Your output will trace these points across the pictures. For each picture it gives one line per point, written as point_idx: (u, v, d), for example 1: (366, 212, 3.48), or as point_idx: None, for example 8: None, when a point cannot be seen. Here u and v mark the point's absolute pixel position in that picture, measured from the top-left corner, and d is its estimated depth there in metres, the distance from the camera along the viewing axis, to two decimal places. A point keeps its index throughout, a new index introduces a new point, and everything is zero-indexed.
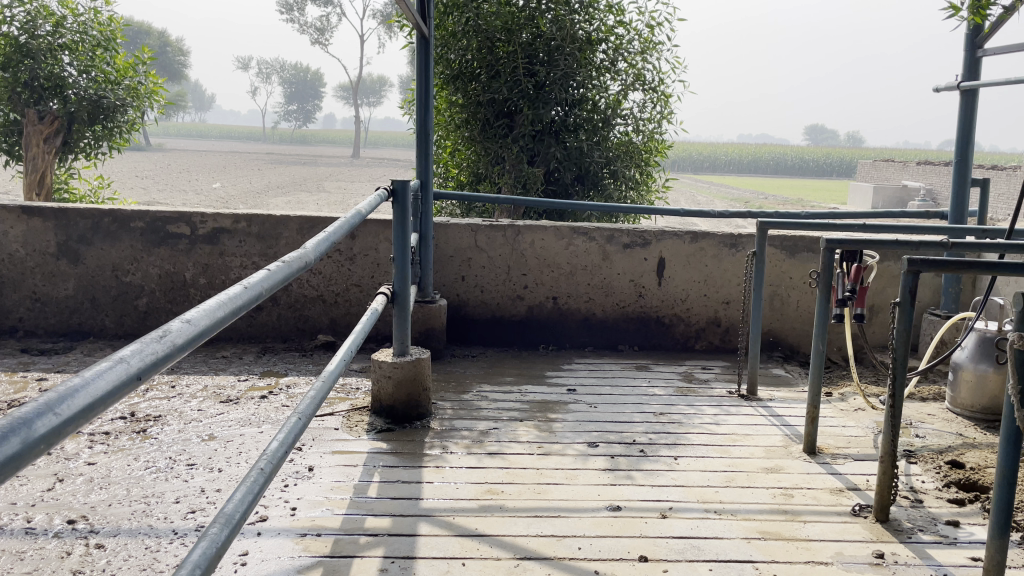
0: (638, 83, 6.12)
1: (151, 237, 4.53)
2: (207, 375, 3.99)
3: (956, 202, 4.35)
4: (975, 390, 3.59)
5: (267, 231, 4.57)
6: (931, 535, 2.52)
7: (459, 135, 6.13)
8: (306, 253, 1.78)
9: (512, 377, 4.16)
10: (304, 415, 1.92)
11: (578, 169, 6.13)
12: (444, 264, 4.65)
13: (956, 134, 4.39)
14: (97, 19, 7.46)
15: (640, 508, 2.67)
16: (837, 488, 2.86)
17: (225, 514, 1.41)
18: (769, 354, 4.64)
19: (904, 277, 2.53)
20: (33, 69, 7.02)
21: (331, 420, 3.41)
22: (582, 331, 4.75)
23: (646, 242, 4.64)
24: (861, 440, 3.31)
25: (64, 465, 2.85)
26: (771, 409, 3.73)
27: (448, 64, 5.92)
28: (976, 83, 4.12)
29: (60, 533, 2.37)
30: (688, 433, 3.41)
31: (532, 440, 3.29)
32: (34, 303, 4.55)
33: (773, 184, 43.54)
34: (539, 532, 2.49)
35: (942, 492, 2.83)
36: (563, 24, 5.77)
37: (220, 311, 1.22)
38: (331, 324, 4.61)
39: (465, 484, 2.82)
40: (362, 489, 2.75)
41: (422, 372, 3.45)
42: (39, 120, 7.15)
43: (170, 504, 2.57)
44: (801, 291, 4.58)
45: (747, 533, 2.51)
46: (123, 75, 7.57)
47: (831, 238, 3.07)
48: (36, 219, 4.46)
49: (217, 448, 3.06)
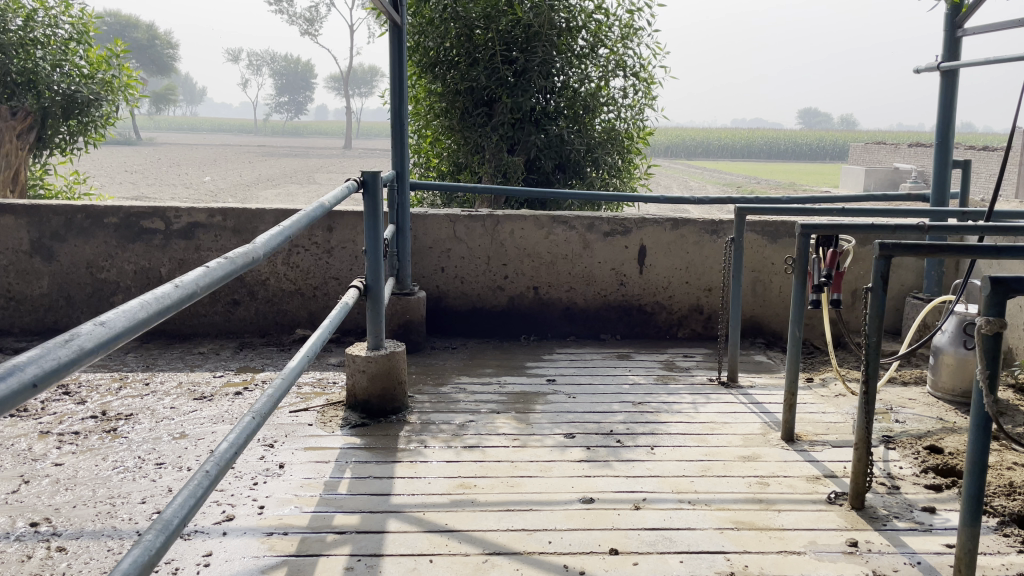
0: (619, 70, 6.05)
1: (124, 233, 4.48)
2: (181, 371, 3.94)
3: (938, 184, 4.28)
4: (955, 373, 3.58)
5: (243, 224, 4.52)
6: (906, 522, 2.49)
7: (438, 124, 6.07)
8: (253, 249, 1.73)
9: (492, 369, 4.12)
10: (258, 415, 1.89)
11: (559, 157, 6.07)
12: (423, 256, 4.60)
13: (936, 115, 4.34)
14: (68, 12, 7.37)
15: (613, 500, 2.63)
16: (814, 476, 2.83)
17: (162, 521, 1.36)
18: (752, 341, 4.61)
19: (876, 261, 2.48)
20: (5, 64, 6.93)
21: (305, 415, 3.37)
22: (564, 320, 4.71)
23: (626, 230, 4.60)
24: (840, 426, 3.29)
25: (30, 467, 2.80)
26: (751, 396, 3.70)
27: (426, 52, 5.85)
28: (956, 63, 4.07)
29: (20, 537, 2.32)
30: (666, 422, 3.38)
31: (509, 432, 3.25)
32: (9, 302, 4.49)
33: (767, 169, 43.48)
34: (509, 526, 2.45)
35: (919, 478, 2.81)
36: (542, 10, 5.70)
37: (142, 312, 1.17)
38: (310, 318, 4.57)
39: (437, 479, 2.79)
40: (332, 486, 2.72)
41: (396, 365, 3.41)
42: (11, 116, 6.88)
43: (136, 505, 2.53)
44: (783, 276, 4.55)
45: (721, 523, 2.48)
46: (96, 69, 7.48)
47: (806, 223, 3.02)
48: (8, 217, 4.40)
49: (187, 446, 3.02)
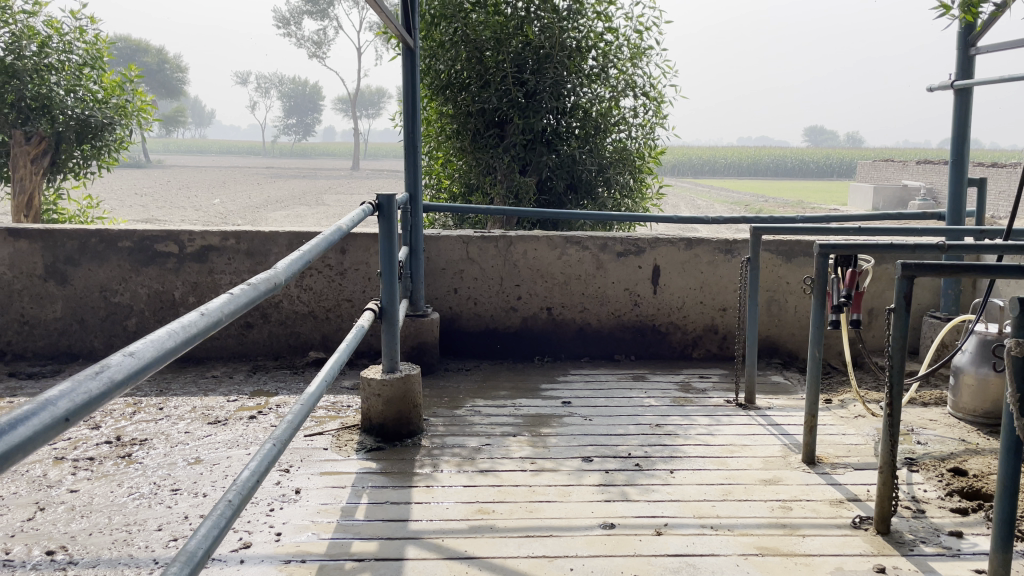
0: (629, 90, 6.08)
1: (138, 257, 4.48)
2: (195, 396, 3.92)
3: (954, 202, 4.26)
4: (977, 394, 3.52)
5: (256, 247, 4.52)
6: (934, 548, 2.45)
7: (450, 146, 6.09)
8: (275, 274, 1.72)
9: (506, 391, 4.09)
10: (279, 441, 1.87)
11: (571, 177, 6.07)
12: (436, 277, 4.59)
13: (951, 133, 4.32)
14: (82, 38, 7.42)
15: (633, 525, 2.60)
16: (837, 500, 2.78)
17: (187, 552, 1.34)
18: (768, 361, 4.57)
19: (898, 282, 2.45)
20: (20, 90, 7.02)
21: (319, 439, 3.35)
22: (577, 341, 4.68)
23: (640, 249, 4.58)
24: (861, 449, 3.24)
25: (46, 494, 2.78)
26: (769, 418, 3.66)
27: (437, 75, 5.88)
28: (970, 81, 4.05)
29: (37, 566, 2.30)
30: (685, 445, 3.34)
31: (525, 455, 3.22)
32: (22, 326, 4.49)
33: (774, 187, 43.53)
34: (530, 553, 2.42)
35: (945, 501, 2.76)
36: (552, 32, 5.74)
37: (170, 342, 1.16)
38: (323, 340, 4.55)
39: (454, 504, 2.75)
40: (349, 512, 2.69)
41: (411, 388, 3.38)
42: (26, 141, 7.13)
43: (153, 533, 2.51)
44: (798, 295, 4.52)
45: (745, 549, 2.44)
46: (110, 93, 7.55)
47: (824, 242, 3.00)
48: (22, 241, 4.41)
49: (202, 471, 2.99)
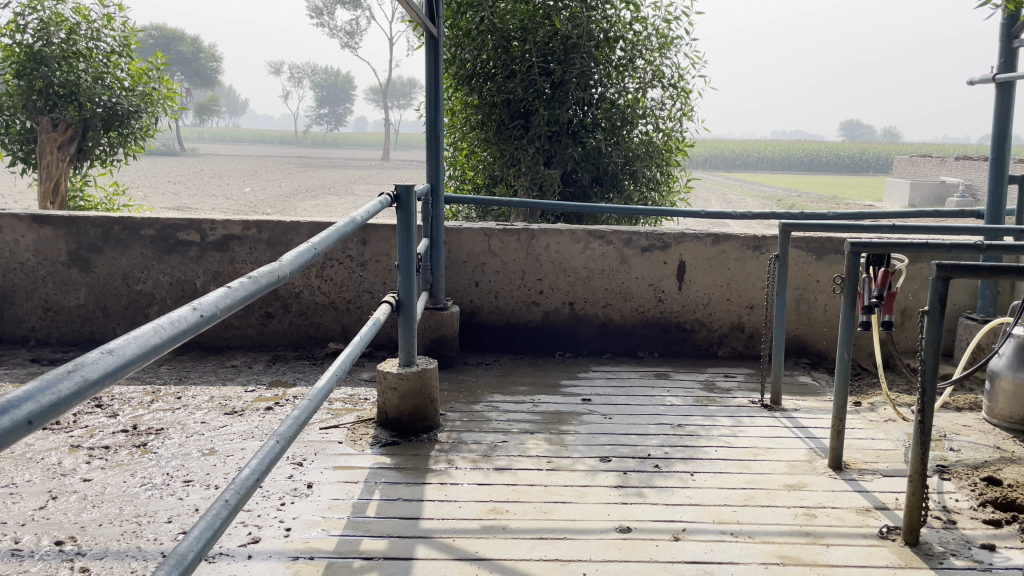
0: (657, 81, 5.98)
1: (160, 245, 4.48)
2: (214, 385, 3.91)
3: (992, 199, 4.10)
4: (1013, 399, 3.38)
5: (277, 237, 4.49)
6: (964, 561, 2.34)
7: (475, 137, 6.03)
8: (279, 267, 1.67)
9: (526, 387, 4.02)
10: (282, 438, 1.83)
11: (596, 169, 6.01)
12: (457, 270, 4.54)
13: (991, 128, 4.16)
14: (110, 25, 7.49)
15: (649, 530, 2.52)
16: (864, 508, 2.68)
17: (178, 555, 1.29)
18: (795, 361, 4.46)
19: (933, 283, 2.34)
20: (47, 76, 7.10)
21: (334, 432, 3.31)
22: (599, 337, 4.60)
23: (665, 244, 4.48)
24: (890, 454, 3.13)
25: (59, 482, 2.77)
26: (796, 420, 3.55)
27: (462, 64, 5.82)
28: (1013, 74, 3.89)
29: (44, 557, 2.28)
30: (707, 446, 3.25)
31: (542, 454, 3.15)
32: (46, 312, 4.52)
33: (807, 181, 43.01)
34: (543, 556, 2.35)
35: (977, 512, 2.64)
36: (580, 21, 5.63)
37: (155, 337, 1.11)
38: (343, 331, 4.53)
39: (467, 503, 2.70)
40: (360, 508, 2.64)
41: (428, 383, 3.33)
42: (52, 128, 7.20)
43: (162, 525, 2.48)
44: (828, 294, 4.40)
45: (765, 558, 2.35)
46: (137, 82, 7.59)
47: (856, 240, 2.89)
48: (46, 228, 4.43)
49: (216, 463, 2.97)
